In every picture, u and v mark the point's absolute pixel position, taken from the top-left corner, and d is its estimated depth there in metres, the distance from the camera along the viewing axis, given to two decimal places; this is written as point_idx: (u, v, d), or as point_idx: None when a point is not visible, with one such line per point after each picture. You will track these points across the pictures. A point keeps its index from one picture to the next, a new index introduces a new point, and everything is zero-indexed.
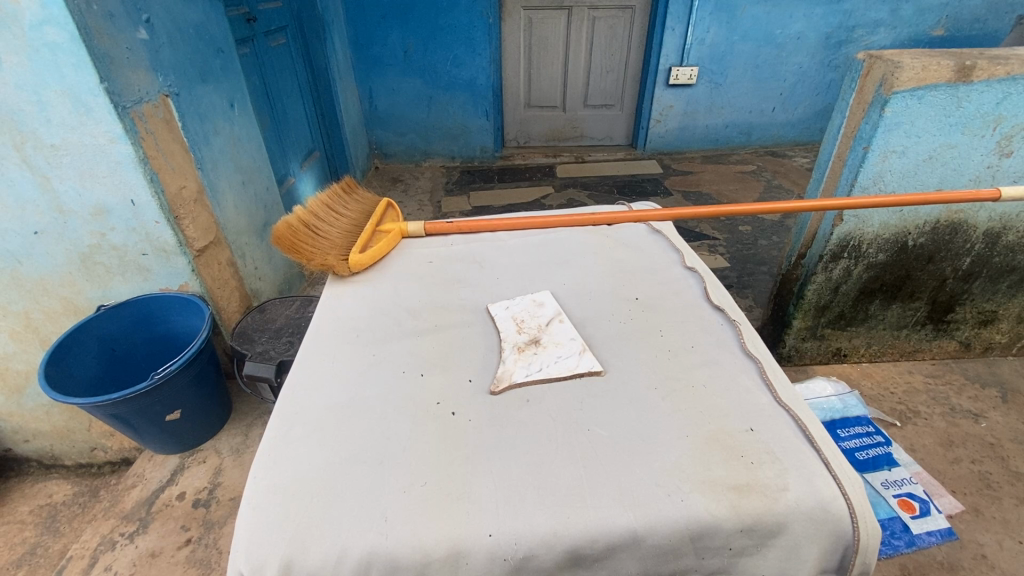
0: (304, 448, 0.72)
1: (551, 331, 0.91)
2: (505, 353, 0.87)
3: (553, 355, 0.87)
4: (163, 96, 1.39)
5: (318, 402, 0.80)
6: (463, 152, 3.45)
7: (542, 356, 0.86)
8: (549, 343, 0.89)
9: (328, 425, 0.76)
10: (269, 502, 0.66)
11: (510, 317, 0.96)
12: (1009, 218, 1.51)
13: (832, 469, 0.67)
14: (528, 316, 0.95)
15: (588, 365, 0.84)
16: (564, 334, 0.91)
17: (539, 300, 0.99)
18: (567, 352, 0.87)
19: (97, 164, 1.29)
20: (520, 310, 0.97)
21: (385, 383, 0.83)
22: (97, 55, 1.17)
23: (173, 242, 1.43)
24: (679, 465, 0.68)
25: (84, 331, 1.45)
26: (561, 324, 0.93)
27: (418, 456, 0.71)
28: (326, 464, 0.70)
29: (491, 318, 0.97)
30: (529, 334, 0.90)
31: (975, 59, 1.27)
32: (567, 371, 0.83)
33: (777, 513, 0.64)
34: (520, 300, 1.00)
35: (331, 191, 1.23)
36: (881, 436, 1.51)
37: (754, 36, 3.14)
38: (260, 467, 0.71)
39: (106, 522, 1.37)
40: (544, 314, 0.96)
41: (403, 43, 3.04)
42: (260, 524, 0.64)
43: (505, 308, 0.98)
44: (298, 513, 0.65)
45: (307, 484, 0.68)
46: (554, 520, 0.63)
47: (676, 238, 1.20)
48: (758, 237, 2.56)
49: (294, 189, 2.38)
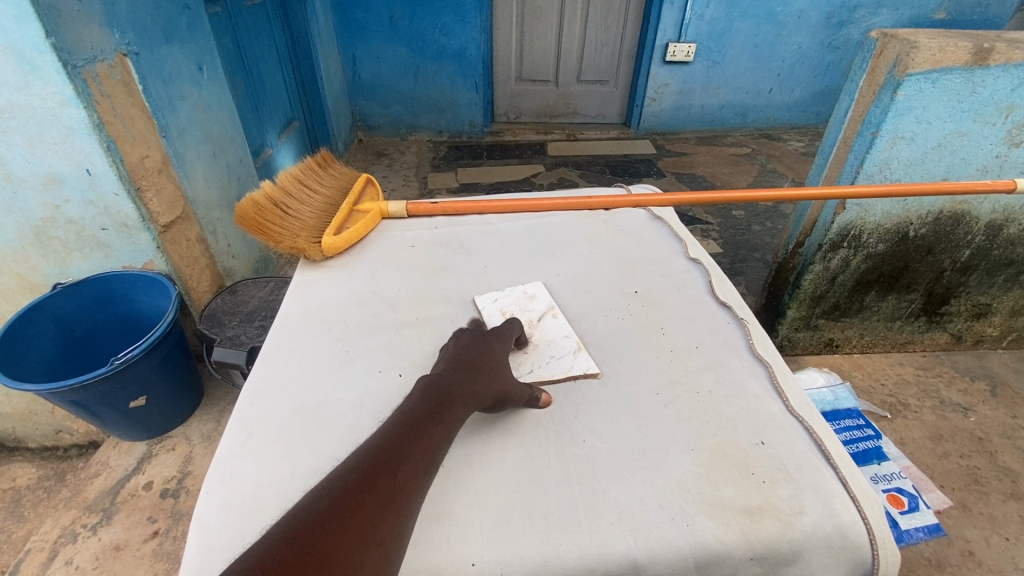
0: (267, 460, 0.66)
1: (547, 328, 0.86)
2: None
3: (544, 353, 0.81)
4: (121, 56, 1.26)
5: (286, 406, 0.73)
6: (450, 126, 3.32)
7: (530, 356, 0.81)
8: (542, 340, 0.83)
9: (295, 435, 0.69)
10: (223, 523, 0.60)
11: (499, 311, 0.89)
12: (1012, 210, 1.47)
13: (851, 489, 0.63)
14: (520, 308, 0.90)
15: (585, 368, 0.78)
16: (561, 331, 0.85)
17: (532, 291, 0.93)
18: (561, 350, 0.81)
19: (47, 129, 1.17)
20: (511, 301, 0.91)
21: (360, 385, 0.76)
22: (42, 6, 1.04)
23: (135, 217, 1.33)
24: (683, 484, 0.63)
25: (39, 312, 1.34)
26: (555, 319, 0.87)
27: None
28: (292, 478, 0.64)
29: (478, 309, 0.90)
30: None
31: (994, 41, 1.20)
32: (563, 372, 0.77)
33: (791, 540, 0.58)
34: (510, 291, 0.93)
35: (304, 164, 1.11)
36: (871, 429, 1.47)
37: (755, 12, 3.03)
38: (214, 482, 0.64)
39: (67, 513, 1.29)
40: (536, 309, 0.89)
41: (388, 8, 2.87)
42: (216, 545, 0.58)
43: (493, 301, 0.91)
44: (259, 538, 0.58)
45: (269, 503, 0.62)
46: (545, 548, 0.57)
47: (678, 226, 1.13)
48: (751, 222, 2.51)
49: (271, 161, 2.26)
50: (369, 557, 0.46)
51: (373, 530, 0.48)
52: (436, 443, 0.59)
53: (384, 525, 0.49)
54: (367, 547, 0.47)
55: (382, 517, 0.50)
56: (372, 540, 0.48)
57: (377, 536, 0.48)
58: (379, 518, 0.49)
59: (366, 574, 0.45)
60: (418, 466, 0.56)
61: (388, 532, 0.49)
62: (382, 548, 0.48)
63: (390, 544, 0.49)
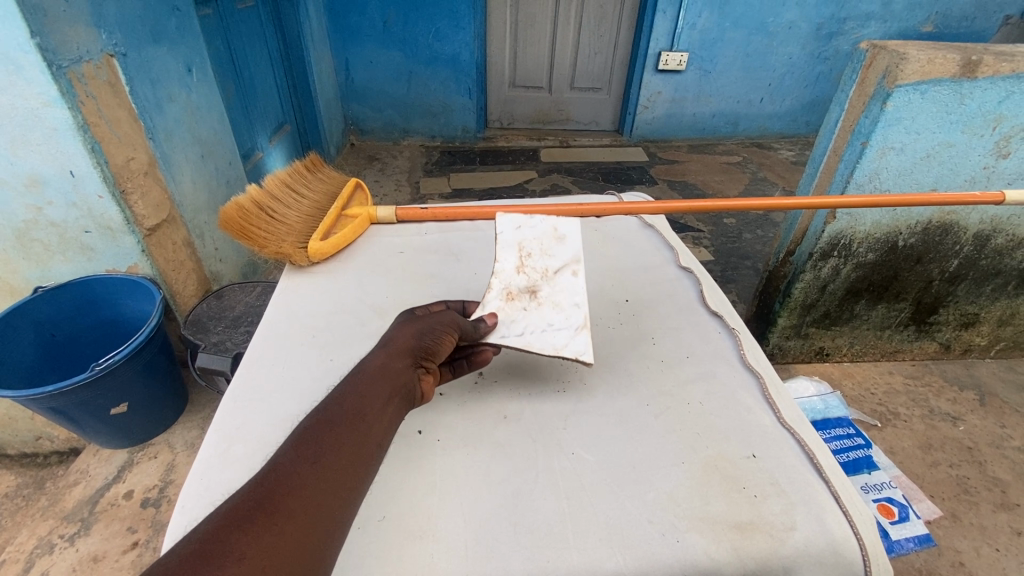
0: (247, 473, 0.65)
1: (559, 287, 0.83)
2: (494, 291, 0.81)
3: (547, 318, 0.80)
4: (107, 57, 1.24)
5: (266, 416, 0.72)
6: (443, 131, 3.31)
7: (527, 316, 0.80)
8: (547, 298, 0.82)
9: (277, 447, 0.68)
10: None
11: (515, 243, 0.85)
12: (999, 221, 1.48)
13: (843, 503, 0.62)
14: (541, 247, 0.86)
15: (578, 351, 0.76)
16: (571, 297, 0.82)
17: (562, 230, 0.87)
18: (565, 322, 0.80)
19: (30, 130, 1.15)
20: (533, 236, 0.86)
21: None
22: (28, 5, 1.02)
23: (119, 219, 1.30)
24: (674, 499, 0.62)
25: (18, 316, 1.30)
26: (572, 277, 0.84)
27: (377, 484, 0.63)
28: None
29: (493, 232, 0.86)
30: (528, 278, 0.83)
31: (981, 54, 1.21)
32: (556, 349, 0.76)
33: (784, 556, 0.57)
34: (537, 222, 0.87)
35: (292, 168, 1.10)
36: (861, 439, 1.47)
37: (747, 22, 3.06)
38: (189, 495, 0.62)
39: (44, 523, 1.26)
40: (558, 254, 0.85)
41: (382, 13, 2.87)
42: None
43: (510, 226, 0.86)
44: None
45: None
46: (530, 564, 0.55)
47: (669, 234, 1.13)
48: (743, 230, 2.52)
49: (262, 164, 2.24)
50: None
51: (231, 549, 0.44)
52: (332, 456, 0.55)
53: (246, 539, 0.45)
54: (219, 566, 0.42)
55: (245, 533, 0.46)
56: (227, 559, 0.43)
57: (235, 552, 0.44)
58: (240, 536, 0.45)
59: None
60: (306, 479, 0.52)
61: (254, 549, 0.45)
62: (243, 564, 0.43)
63: (259, 562, 0.44)
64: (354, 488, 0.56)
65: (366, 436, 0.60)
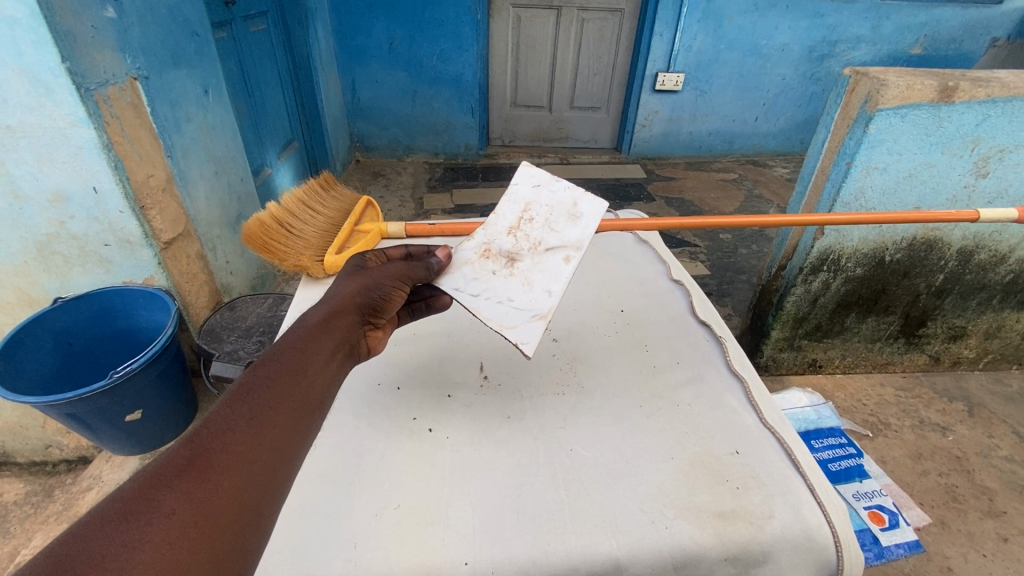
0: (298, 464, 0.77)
1: (539, 266, 0.89)
2: (475, 240, 0.91)
3: (510, 293, 0.87)
4: (131, 79, 1.32)
5: None
6: (446, 149, 3.40)
7: (492, 277, 0.88)
8: (522, 271, 0.88)
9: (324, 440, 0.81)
10: None
11: (524, 203, 0.93)
12: (982, 238, 1.55)
13: (818, 494, 0.72)
14: (548, 219, 0.91)
15: (520, 339, 0.82)
16: (544, 283, 0.87)
17: (581, 211, 0.91)
18: (527, 305, 0.86)
19: (57, 148, 1.21)
20: (548, 206, 0.92)
21: (373, 399, 0.88)
22: (60, 32, 1.09)
23: (138, 233, 1.36)
24: (665, 491, 0.73)
25: (38, 325, 1.35)
26: (561, 260, 0.89)
27: (409, 475, 0.76)
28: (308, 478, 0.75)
29: (512, 183, 0.94)
30: (518, 244, 0.90)
31: (958, 80, 1.28)
32: (500, 323, 0.84)
33: (762, 541, 0.68)
34: (563, 194, 0.93)
35: (308, 186, 1.15)
36: (852, 448, 1.52)
37: (741, 45, 3.16)
38: None
39: (58, 527, 1.29)
40: (562, 233, 0.90)
41: (388, 34, 2.98)
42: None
43: (532, 184, 0.94)
44: (282, 533, 0.68)
45: (290, 502, 0.72)
46: (533, 548, 0.66)
47: (663, 248, 1.26)
48: (738, 245, 2.59)
49: (271, 180, 2.31)
50: (151, 530, 0.43)
51: (159, 504, 0.45)
52: (268, 417, 0.57)
53: (176, 495, 0.46)
54: (146, 521, 0.43)
55: (175, 490, 0.46)
56: (154, 514, 0.44)
57: (165, 506, 0.45)
58: (169, 492, 0.46)
59: (145, 547, 0.41)
60: (240, 437, 0.53)
61: (184, 503, 0.46)
62: (172, 518, 0.44)
63: (191, 516, 0.45)
64: (293, 446, 0.57)
65: (305, 399, 0.62)
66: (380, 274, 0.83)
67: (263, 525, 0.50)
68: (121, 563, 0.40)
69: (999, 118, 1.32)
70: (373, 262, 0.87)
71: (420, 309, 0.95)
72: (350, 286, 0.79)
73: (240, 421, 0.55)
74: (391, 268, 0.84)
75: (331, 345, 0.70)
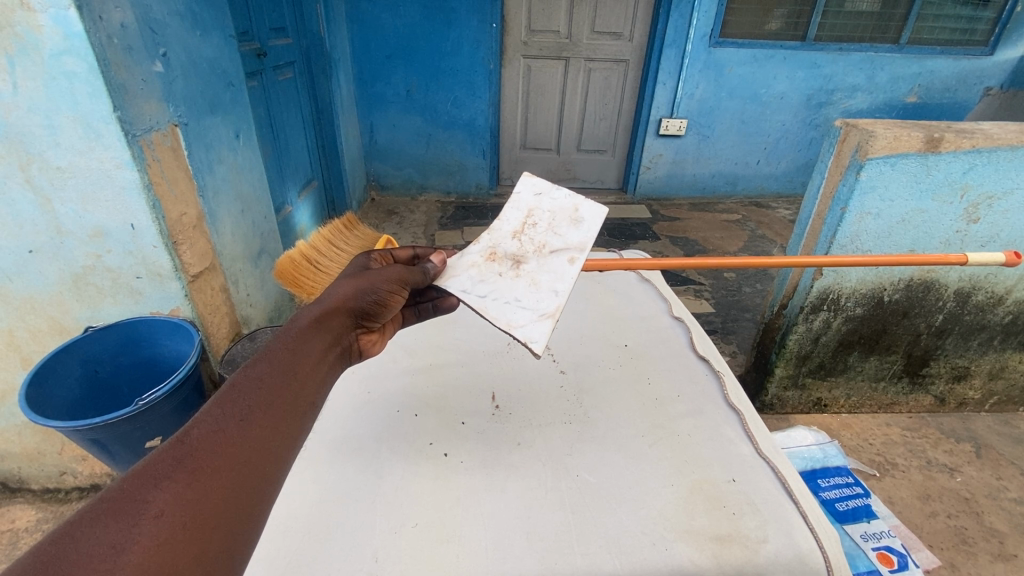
0: (340, 486, 0.87)
1: (543, 267, 0.96)
2: (482, 244, 1.00)
3: (517, 293, 0.94)
4: (172, 126, 1.37)
5: (338, 433, 0.97)
6: (458, 188, 3.53)
7: (497, 278, 0.96)
8: (526, 274, 0.96)
9: (365, 457, 0.93)
10: (293, 531, 0.80)
11: (528, 210, 1.02)
12: (977, 279, 1.59)
13: (808, 519, 0.82)
14: (552, 224, 0.99)
15: (529, 336, 0.88)
16: (551, 283, 0.94)
17: (582, 216, 0.99)
18: (534, 305, 0.92)
19: (102, 188, 1.22)
20: (550, 212, 1.01)
21: (400, 426, 0.99)
22: (114, 85, 1.13)
23: (168, 266, 1.35)
24: (665, 516, 0.83)
25: (71, 352, 1.32)
26: (564, 260, 0.96)
27: (431, 498, 0.86)
28: (342, 497, 0.85)
29: (514, 192, 1.03)
30: (522, 249, 0.98)
31: (943, 132, 1.36)
32: (507, 324, 0.90)
33: (756, 561, 0.77)
34: (563, 201, 1.01)
35: (333, 227, 1.27)
36: (860, 488, 1.50)
37: (742, 93, 3.31)
38: (297, 492, 0.86)
39: None
40: (565, 236, 0.98)
41: (405, 82, 3.16)
42: (284, 548, 0.78)
43: (533, 193, 1.03)
44: (320, 546, 0.78)
45: (322, 522, 0.81)
46: (540, 565, 0.75)
47: (664, 288, 1.39)
48: (742, 285, 2.64)
49: (291, 217, 2.41)
50: (141, 530, 0.44)
51: (149, 505, 0.45)
52: (258, 417, 0.58)
53: (167, 497, 0.47)
54: (136, 522, 0.44)
55: (165, 490, 0.47)
56: (143, 515, 0.45)
57: (153, 509, 0.45)
58: (159, 493, 0.47)
59: (134, 548, 0.42)
60: (232, 437, 0.54)
61: (175, 504, 0.46)
62: (160, 519, 0.45)
63: (181, 517, 0.46)
64: (282, 446, 0.58)
65: (294, 399, 0.63)
66: (377, 276, 0.85)
67: (253, 525, 0.52)
68: (110, 566, 0.41)
69: (984, 167, 1.40)
70: (377, 263, 0.94)
71: (426, 311, 1.02)
72: (346, 288, 0.82)
73: (231, 421, 0.56)
74: (389, 272, 0.87)
75: (321, 346, 0.72)
